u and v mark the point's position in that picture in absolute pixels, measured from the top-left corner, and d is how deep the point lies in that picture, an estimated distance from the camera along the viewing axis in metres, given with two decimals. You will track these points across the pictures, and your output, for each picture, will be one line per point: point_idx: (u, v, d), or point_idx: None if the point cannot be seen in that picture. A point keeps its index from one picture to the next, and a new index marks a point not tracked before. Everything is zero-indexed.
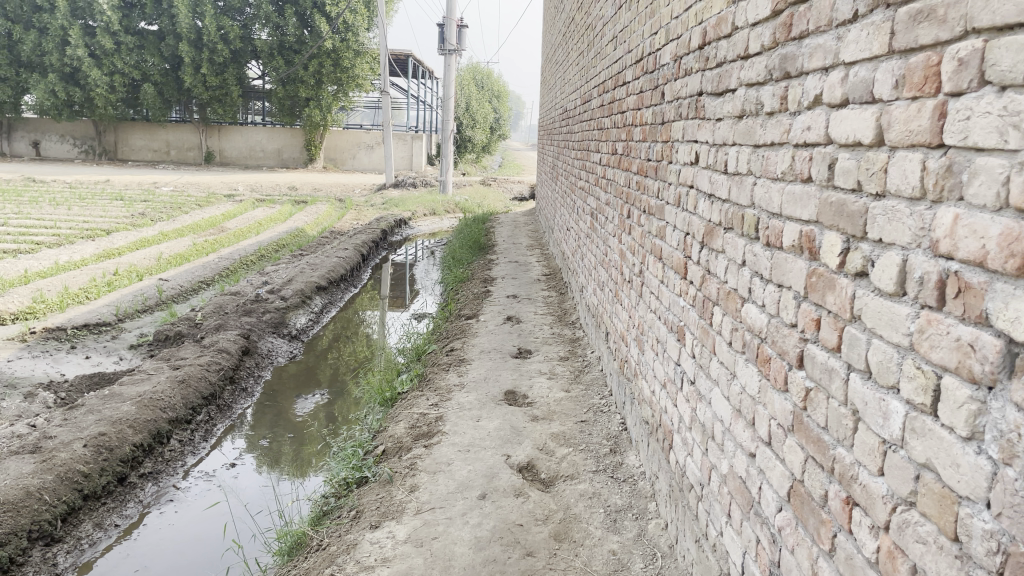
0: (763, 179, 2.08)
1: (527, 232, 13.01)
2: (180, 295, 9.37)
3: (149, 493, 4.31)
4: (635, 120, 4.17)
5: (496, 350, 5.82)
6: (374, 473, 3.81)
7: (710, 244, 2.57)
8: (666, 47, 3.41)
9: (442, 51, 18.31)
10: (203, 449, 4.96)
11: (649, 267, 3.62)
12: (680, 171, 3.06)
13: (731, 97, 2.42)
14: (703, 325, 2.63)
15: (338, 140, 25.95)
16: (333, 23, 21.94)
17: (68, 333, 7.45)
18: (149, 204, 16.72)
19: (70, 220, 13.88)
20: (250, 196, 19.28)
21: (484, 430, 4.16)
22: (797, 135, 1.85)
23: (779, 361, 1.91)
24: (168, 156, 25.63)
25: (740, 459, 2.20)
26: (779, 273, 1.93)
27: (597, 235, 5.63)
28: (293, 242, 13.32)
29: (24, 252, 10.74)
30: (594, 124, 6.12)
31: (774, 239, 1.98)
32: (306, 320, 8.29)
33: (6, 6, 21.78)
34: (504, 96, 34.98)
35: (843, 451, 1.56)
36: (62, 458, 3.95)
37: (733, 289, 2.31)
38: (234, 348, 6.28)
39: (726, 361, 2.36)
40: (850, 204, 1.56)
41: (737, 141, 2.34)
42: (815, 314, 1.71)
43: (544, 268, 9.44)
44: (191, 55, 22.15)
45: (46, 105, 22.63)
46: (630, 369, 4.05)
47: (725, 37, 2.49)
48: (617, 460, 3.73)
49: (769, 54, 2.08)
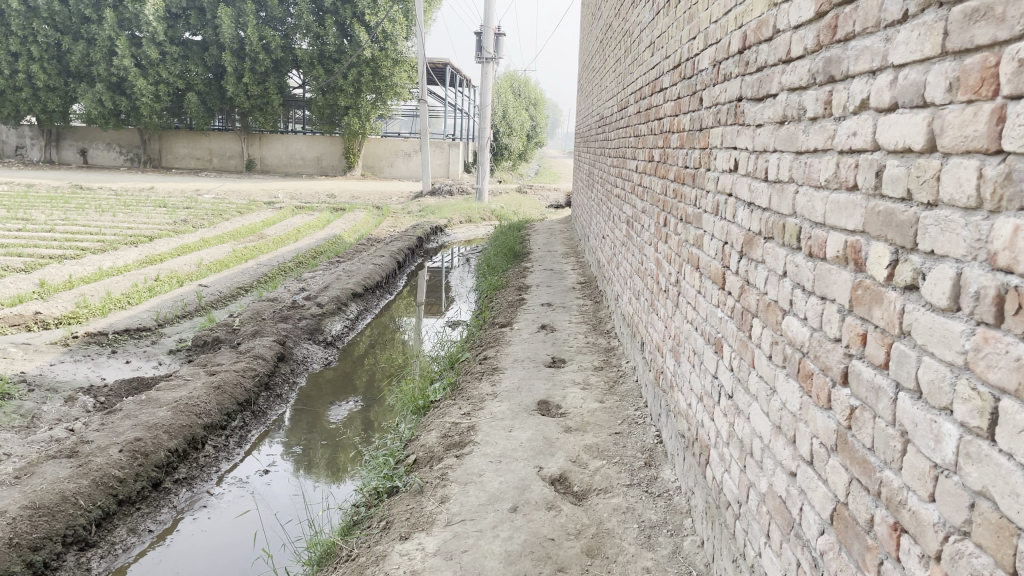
0: (805, 187, 2.00)
1: (563, 240, 12.95)
2: (219, 301, 9.47)
3: (183, 498, 4.33)
4: (672, 127, 4.10)
5: (530, 358, 5.77)
6: (405, 483, 3.78)
7: (749, 254, 2.50)
8: (705, 51, 3.34)
9: (479, 59, 18.37)
10: (238, 455, 4.98)
11: (686, 277, 3.54)
12: (718, 179, 2.98)
13: (772, 102, 2.34)
14: (741, 337, 2.55)
15: (376, 147, 26.17)
16: (372, 32, 22.14)
17: (109, 338, 7.56)
18: (191, 210, 17.00)
19: (114, 226, 14.14)
20: (289, 203, 19.51)
21: (517, 441, 4.11)
22: (842, 141, 1.78)
23: (822, 377, 1.83)
24: (211, 164, 26.21)
25: (780, 478, 2.12)
26: (822, 285, 1.85)
27: (633, 243, 5.56)
28: (330, 249, 13.42)
29: (69, 257, 10.97)
30: (630, 131, 6.04)
31: (816, 249, 1.90)
32: (341, 327, 8.32)
33: (55, 17, 22.20)
34: (541, 104, 35.02)
35: (890, 474, 1.48)
36: (97, 462, 3.99)
37: (774, 301, 2.23)
38: (269, 354, 6.31)
39: (766, 375, 2.28)
40: (899, 213, 1.48)
41: (778, 147, 2.26)
42: (860, 328, 1.63)
43: (579, 276, 9.36)
44: (234, 64, 22.59)
45: (93, 114, 23.15)
46: (666, 380, 3.96)
47: (766, 41, 2.42)
48: (652, 474, 3.65)
49: (813, 57, 2.01)
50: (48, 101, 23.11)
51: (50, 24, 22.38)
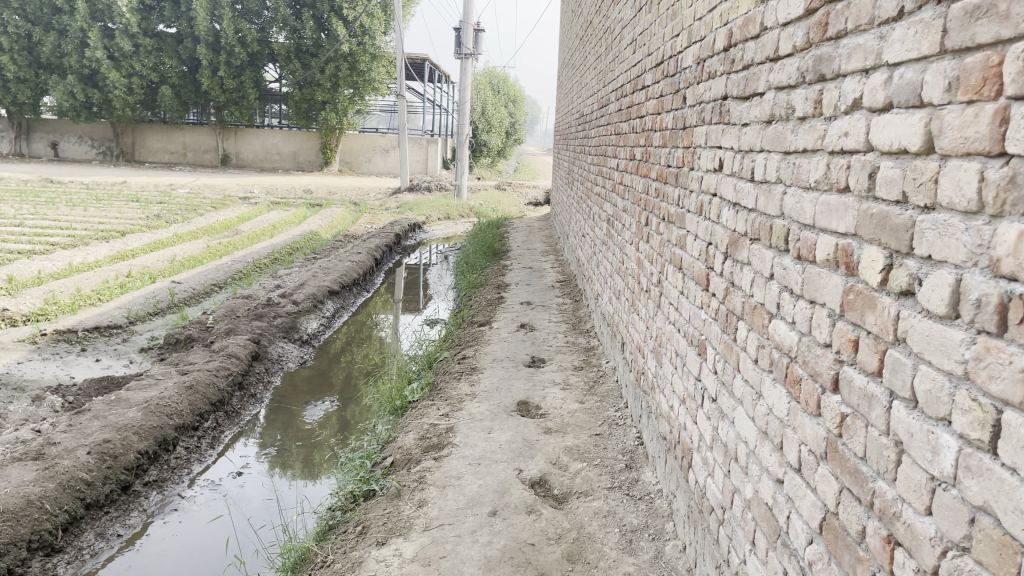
0: (793, 189, 1.96)
1: (541, 237, 12.90)
2: (193, 298, 9.33)
3: (153, 501, 4.22)
4: (654, 125, 4.05)
5: (509, 358, 5.71)
6: (381, 486, 3.70)
7: (734, 256, 2.46)
8: (688, 49, 3.30)
9: (458, 55, 18.27)
10: (210, 457, 4.87)
11: (668, 277, 3.50)
12: (702, 179, 2.93)
13: (758, 101, 2.30)
14: (725, 340, 2.51)
15: (354, 143, 25.96)
16: (350, 26, 21.97)
17: (79, 335, 7.41)
18: (165, 205, 16.76)
19: (86, 221, 13.89)
20: (265, 198, 19.31)
21: (496, 443, 4.04)
22: (833, 141, 1.74)
23: (810, 382, 1.79)
24: (186, 158, 25.87)
25: (767, 484, 2.07)
26: (811, 288, 1.81)
27: (614, 241, 5.52)
28: (306, 245, 13.30)
29: (38, 253, 10.75)
30: (611, 129, 6.00)
31: (805, 252, 1.86)
32: (317, 325, 8.20)
33: (26, 7, 21.83)
34: (521, 100, 34.98)
35: (883, 486, 1.43)
36: (65, 465, 3.88)
37: (760, 304, 2.18)
38: (243, 353, 6.20)
39: (752, 379, 2.23)
40: (893, 217, 1.44)
41: (765, 147, 2.21)
42: (853, 335, 1.58)
43: (558, 274, 9.32)
44: (209, 57, 22.27)
45: (65, 106, 22.77)
46: (647, 381, 3.92)
47: (753, 38, 2.37)
48: (633, 476, 3.60)
49: (801, 55, 1.96)
50: (18, 93, 22.68)
51: (21, 15, 22.00)
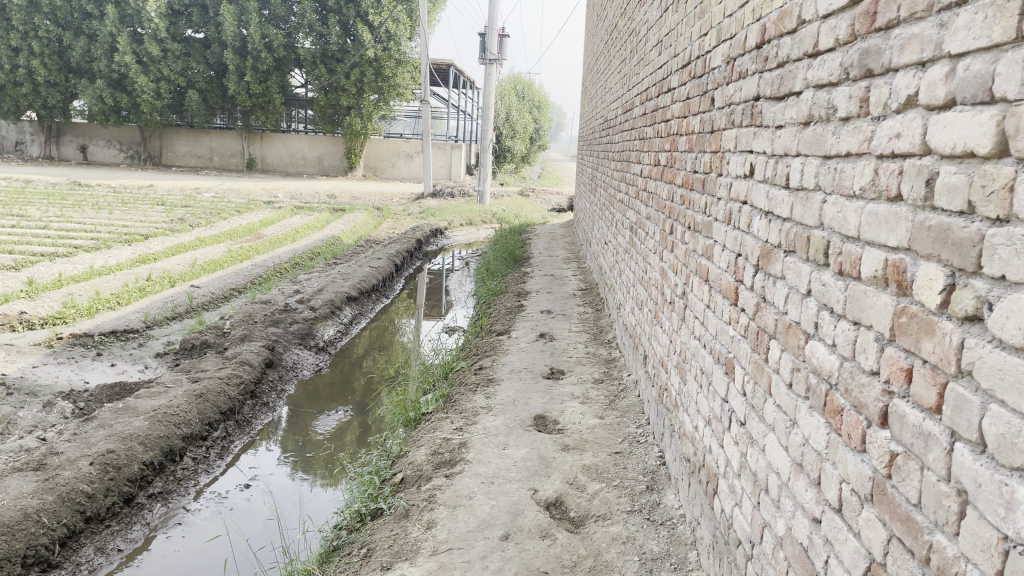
0: (835, 197, 1.77)
1: (564, 245, 12.73)
2: (211, 303, 9.26)
3: (157, 515, 4.10)
4: (680, 129, 3.87)
5: (527, 369, 5.53)
6: (390, 505, 3.53)
7: (766, 268, 2.26)
8: (717, 48, 3.11)
9: (483, 60, 18.16)
10: (219, 467, 4.74)
11: (693, 290, 3.31)
12: (731, 185, 2.74)
13: (794, 101, 2.12)
14: (756, 360, 2.32)
15: (378, 148, 25.98)
16: (376, 32, 21.95)
17: (95, 339, 7.35)
18: (189, 209, 16.77)
19: (110, 224, 13.91)
20: (289, 203, 19.30)
21: (511, 460, 3.87)
22: (882, 143, 1.55)
23: (853, 413, 1.59)
24: (212, 163, 26.03)
25: (801, 522, 1.88)
26: (855, 308, 1.62)
27: (637, 250, 5.33)
28: (328, 250, 13.23)
29: (61, 256, 10.76)
30: (635, 134, 5.83)
31: (848, 267, 1.67)
32: (334, 331, 8.07)
33: (57, 12, 22.05)
34: (547, 106, 34.83)
35: (941, 539, 1.25)
36: (65, 476, 3.76)
37: (796, 322, 1.99)
38: (257, 360, 6.07)
39: (785, 405, 2.04)
40: (957, 229, 1.25)
41: (802, 151, 2.02)
42: (905, 363, 1.40)
43: (580, 282, 9.14)
44: (235, 62, 22.39)
45: (94, 110, 22.99)
46: (670, 398, 3.72)
47: (788, 33, 2.18)
48: (654, 499, 3.41)
49: (845, 49, 1.77)
50: (49, 96, 22.96)
51: (52, 19, 22.26)
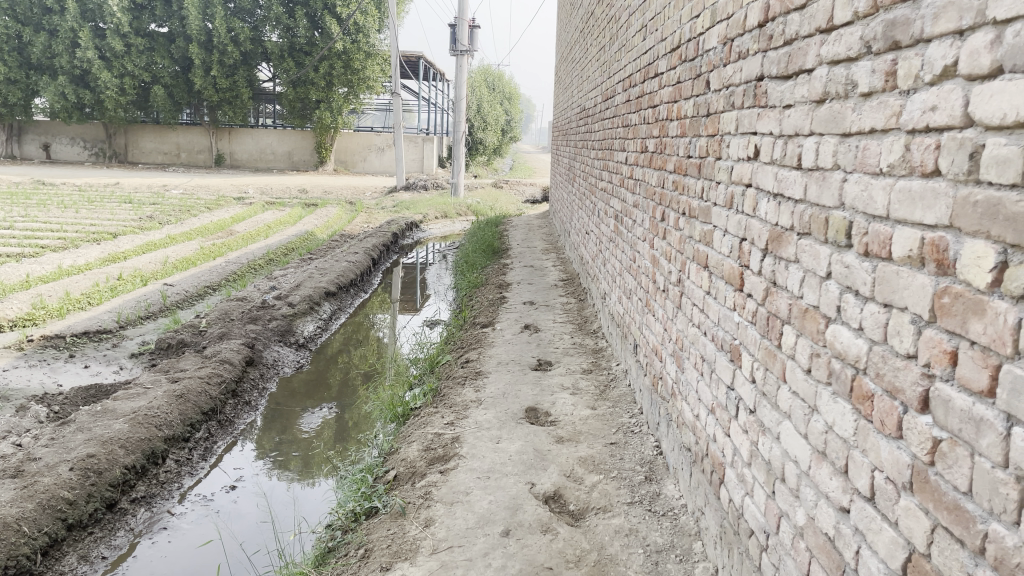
0: (857, 175, 1.71)
1: (541, 236, 12.66)
2: (185, 301, 9.07)
3: (142, 520, 3.97)
4: (671, 114, 3.81)
5: (514, 361, 5.45)
6: (385, 503, 3.44)
7: (777, 252, 2.20)
8: (712, 29, 3.04)
9: (454, 51, 17.99)
10: (202, 469, 4.61)
11: (690, 277, 3.26)
12: (732, 168, 2.68)
13: (805, 79, 2.06)
14: (768, 345, 2.26)
15: (349, 142, 25.70)
16: (344, 24, 21.69)
17: (67, 341, 7.14)
18: (158, 207, 16.45)
19: (77, 223, 13.59)
20: (260, 199, 19.02)
21: (506, 454, 3.79)
22: (913, 118, 1.49)
23: (887, 399, 1.54)
24: (179, 159, 25.58)
25: (826, 511, 1.83)
26: (887, 290, 1.57)
27: (623, 239, 5.28)
28: (303, 246, 13.05)
29: (27, 256, 10.48)
30: (618, 121, 5.76)
31: (875, 247, 1.62)
32: (314, 328, 7.93)
33: (16, 8, 21.52)
34: (517, 98, 34.69)
35: (998, 527, 1.20)
36: (44, 484, 3.62)
37: (814, 305, 1.93)
38: (237, 358, 5.93)
39: (803, 392, 1.99)
40: (1010, 204, 1.20)
41: (816, 129, 1.97)
42: (949, 345, 1.34)
43: (561, 273, 9.07)
44: (201, 56, 22.00)
45: (56, 107, 22.49)
46: (666, 386, 3.67)
47: (797, 9, 2.12)
48: (653, 490, 3.35)
49: (864, 23, 1.72)
50: (9, 94, 22.38)
51: (11, 15, 21.72)
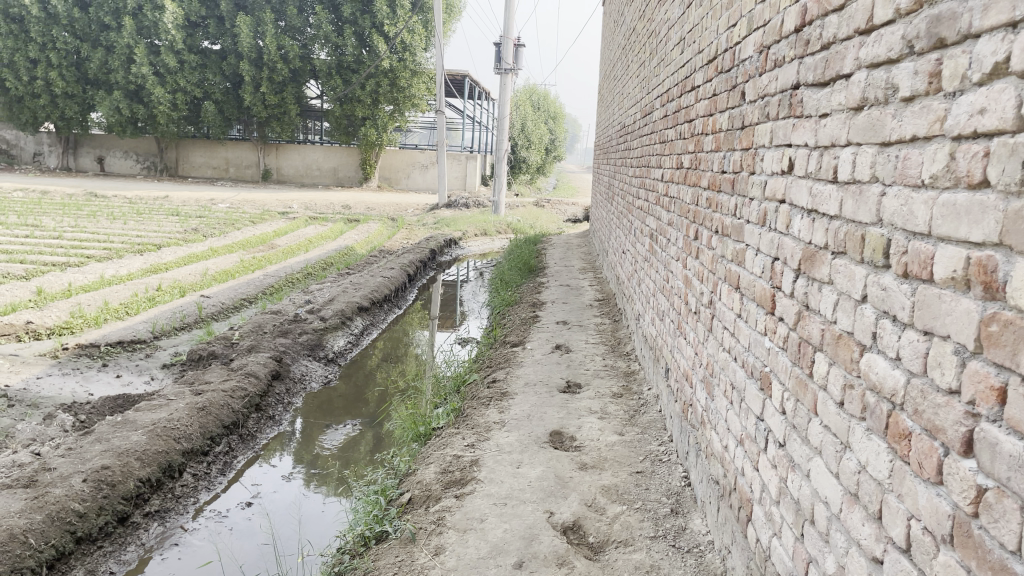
0: (897, 188, 1.54)
1: (580, 254, 12.50)
2: (221, 313, 9.09)
3: (153, 535, 3.90)
4: (706, 128, 3.65)
5: (542, 382, 5.29)
6: (395, 528, 3.32)
7: (810, 273, 2.03)
8: (749, 38, 2.89)
9: (498, 70, 17.99)
10: (220, 484, 4.54)
11: (721, 298, 3.08)
12: (766, 183, 2.51)
13: (843, 85, 1.89)
14: (799, 375, 2.08)
15: (393, 159, 25.89)
16: (391, 43, 21.87)
17: (101, 350, 7.19)
18: (204, 220, 16.68)
19: (123, 234, 13.82)
20: (303, 213, 19.19)
21: (525, 480, 3.63)
22: (959, 123, 1.33)
23: (926, 439, 1.36)
24: (228, 174, 26.04)
25: (857, 562, 1.64)
26: (926, 315, 1.39)
27: (657, 258, 5.11)
28: (342, 260, 13.09)
29: (72, 265, 10.65)
30: (655, 137, 5.61)
31: (915, 267, 1.44)
32: (345, 342, 7.86)
33: (75, 25, 22.12)
34: (562, 117, 34.66)
35: None
36: (55, 494, 3.57)
37: (848, 331, 1.76)
38: (263, 372, 5.87)
39: (835, 426, 1.80)
40: None
41: (853, 139, 1.80)
42: (996, 380, 1.17)
43: (597, 293, 8.91)
44: (251, 73, 22.39)
45: (111, 121, 23.05)
46: (696, 414, 3.48)
47: (834, 10, 1.96)
48: (679, 524, 3.16)
49: (907, 21, 1.55)
50: (66, 108, 22.98)
51: (70, 31, 22.35)
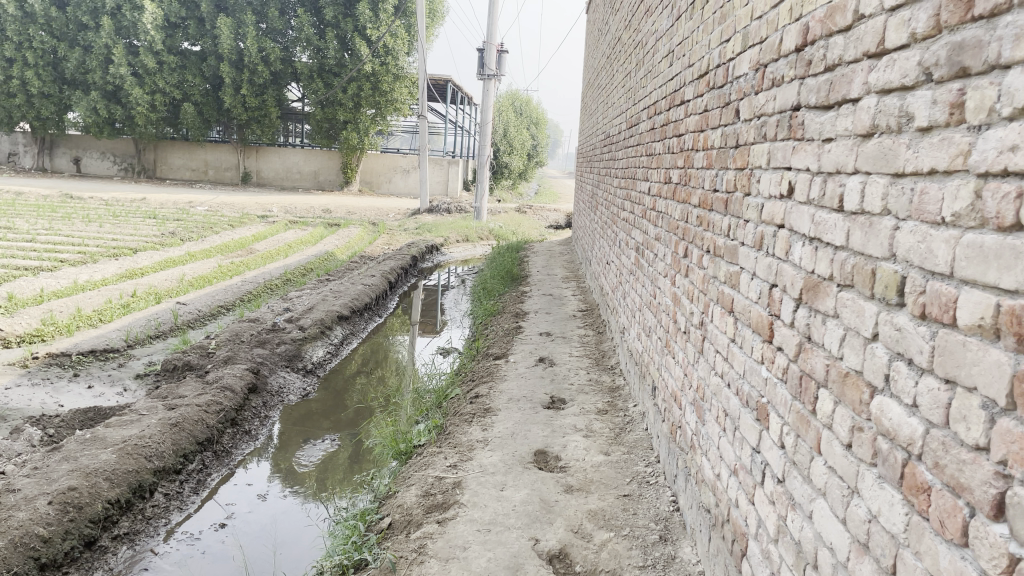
0: (914, 223, 1.46)
1: (562, 262, 12.41)
2: (197, 321, 8.91)
3: (122, 559, 3.75)
4: (696, 144, 3.57)
5: (526, 398, 5.19)
6: (375, 557, 3.21)
7: (813, 304, 1.94)
8: (743, 54, 2.81)
9: (481, 75, 17.90)
10: (193, 504, 4.39)
11: (713, 321, 2.99)
12: (763, 206, 2.43)
13: (850, 110, 1.81)
14: (800, 410, 1.99)
15: (374, 163, 25.70)
16: (374, 46, 21.69)
17: (72, 359, 6.99)
18: (182, 223, 16.42)
19: (99, 237, 13.57)
20: (283, 217, 18.97)
21: (510, 504, 3.52)
22: (987, 158, 1.24)
23: (949, 496, 1.27)
24: (207, 176, 25.72)
25: None
26: (949, 362, 1.31)
27: (643, 272, 5.03)
28: (322, 266, 12.92)
29: (44, 270, 10.40)
30: (641, 150, 5.55)
31: (935, 309, 1.36)
32: (324, 353, 7.71)
33: (52, 23, 21.81)
34: (544, 123, 34.63)
35: None
36: (18, 519, 3.41)
37: (856, 370, 1.67)
38: (239, 385, 5.72)
39: (842, 469, 1.71)
40: None
41: (862, 167, 1.72)
42: None
43: (580, 303, 8.82)
44: (232, 75, 22.13)
45: (87, 122, 22.69)
46: (685, 438, 3.39)
47: (840, 31, 1.88)
48: (668, 552, 3.07)
49: (923, 48, 1.47)
50: (42, 108, 22.60)
51: (47, 30, 22.02)
